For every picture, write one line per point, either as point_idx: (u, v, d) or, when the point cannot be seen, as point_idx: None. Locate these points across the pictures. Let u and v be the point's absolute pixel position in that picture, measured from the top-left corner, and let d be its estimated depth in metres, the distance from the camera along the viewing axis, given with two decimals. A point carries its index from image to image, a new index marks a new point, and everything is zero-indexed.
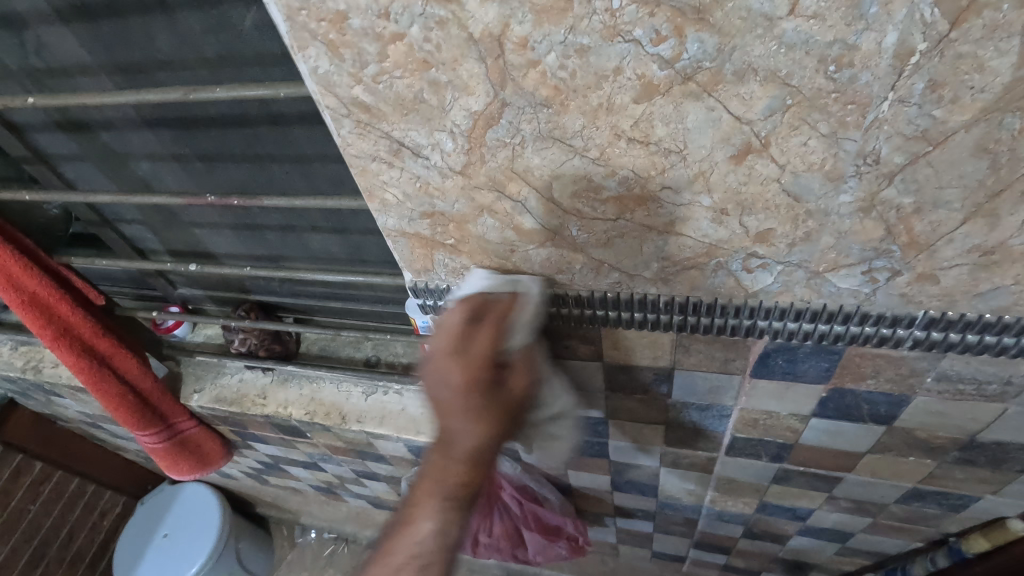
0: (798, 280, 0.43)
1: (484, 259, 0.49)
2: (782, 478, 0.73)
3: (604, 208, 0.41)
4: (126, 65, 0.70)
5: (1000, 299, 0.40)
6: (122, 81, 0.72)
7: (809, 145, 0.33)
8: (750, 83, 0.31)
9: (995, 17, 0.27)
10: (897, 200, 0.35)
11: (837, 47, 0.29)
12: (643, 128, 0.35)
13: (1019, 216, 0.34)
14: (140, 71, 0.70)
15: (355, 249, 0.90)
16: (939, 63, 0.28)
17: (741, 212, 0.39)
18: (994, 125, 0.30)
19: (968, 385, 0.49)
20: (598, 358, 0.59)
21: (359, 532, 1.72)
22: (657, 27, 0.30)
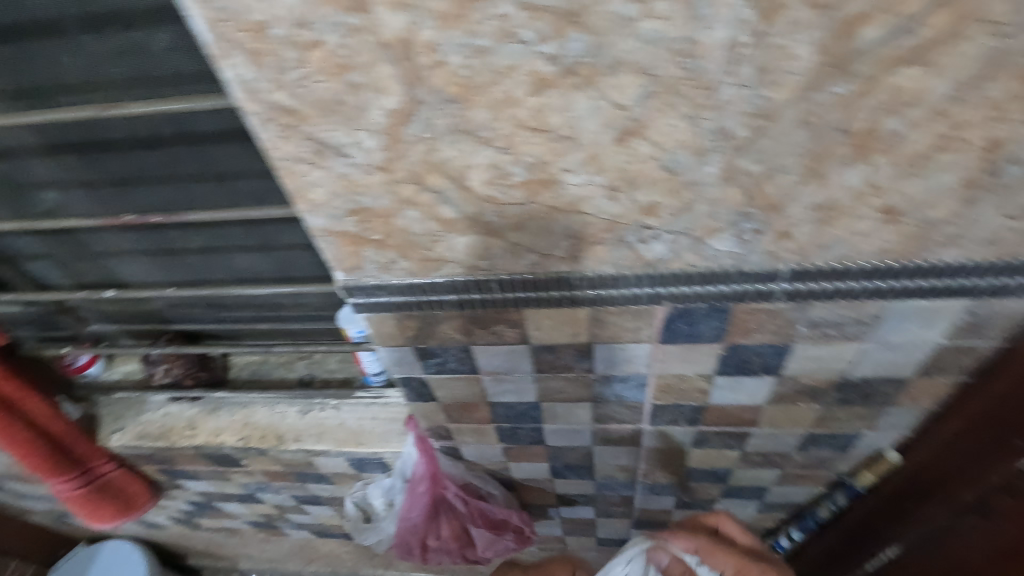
0: (684, 247, 0.50)
1: (412, 250, 0.53)
2: (700, 441, 0.81)
3: (514, 192, 0.47)
4: (32, 88, 0.68)
5: (841, 249, 0.49)
6: (23, 104, 0.69)
7: (675, 125, 0.40)
8: (622, 74, 0.38)
9: (794, 15, 0.34)
10: (749, 168, 0.43)
11: (683, 42, 0.36)
12: (540, 118, 0.41)
13: (841, 175, 0.43)
14: (44, 94, 0.68)
15: (283, 265, 0.90)
16: (762, 52, 0.36)
17: (629, 187, 0.45)
18: (809, 101, 0.38)
19: (831, 329, 0.58)
20: (523, 341, 0.64)
21: (304, 569, 1.67)
22: (525, 29, 0.36)
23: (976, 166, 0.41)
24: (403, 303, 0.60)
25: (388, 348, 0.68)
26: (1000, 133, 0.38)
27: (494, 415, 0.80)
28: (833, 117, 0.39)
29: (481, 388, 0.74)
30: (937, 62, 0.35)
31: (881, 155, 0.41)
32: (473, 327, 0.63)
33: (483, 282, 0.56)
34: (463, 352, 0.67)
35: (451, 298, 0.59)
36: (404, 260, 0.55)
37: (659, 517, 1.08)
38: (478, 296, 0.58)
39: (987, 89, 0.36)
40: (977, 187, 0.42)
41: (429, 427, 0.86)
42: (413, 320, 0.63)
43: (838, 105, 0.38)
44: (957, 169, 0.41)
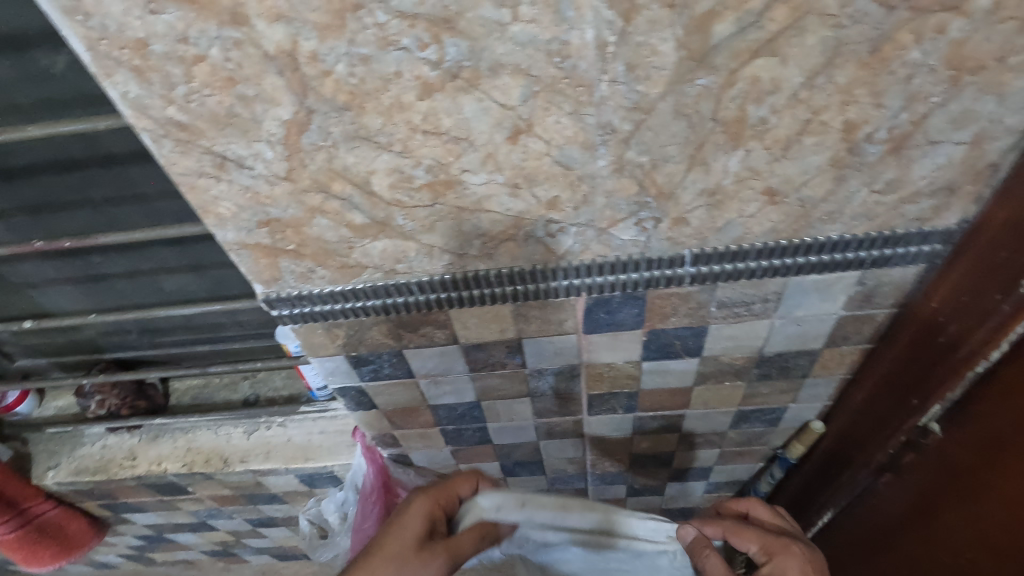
0: (591, 238, 0.52)
1: (328, 258, 0.54)
2: (639, 426, 0.84)
3: (420, 195, 0.48)
4: None
5: (735, 231, 0.52)
6: None
7: (561, 122, 0.43)
8: (503, 75, 0.40)
9: (651, 14, 0.36)
10: (638, 159, 0.45)
11: (555, 43, 0.38)
12: (433, 121, 0.42)
13: (721, 162, 0.46)
14: None
15: (214, 284, 0.89)
16: (628, 49, 0.38)
17: (529, 184, 0.47)
18: (679, 93, 0.41)
19: (740, 308, 0.61)
20: (454, 341, 0.66)
21: None
22: (402, 37, 0.37)
23: (839, 146, 0.44)
24: (327, 311, 0.61)
25: (320, 358, 0.68)
26: (853, 115, 0.42)
27: (436, 418, 0.81)
28: (704, 108, 0.42)
29: (420, 392, 0.75)
30: (786, 53, 0.38)
31: (753, 141, 0.44)
32: (401, 331, 0.64)
33: (404, 286, 0.57)
34: (396, 357, 0.68)
35: (375, 303, 0.60)
36: (322, 269, 0.55)
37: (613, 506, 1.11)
38: (401, 300, 0.59)
39: (834, 75, 0.40)
40: (843, 165, 0.46)
41: (374, 435, 0.86)
42: (341, 328, 0.64)
43: (706, 96, 0.41)
44: (823, 150, 0.45)
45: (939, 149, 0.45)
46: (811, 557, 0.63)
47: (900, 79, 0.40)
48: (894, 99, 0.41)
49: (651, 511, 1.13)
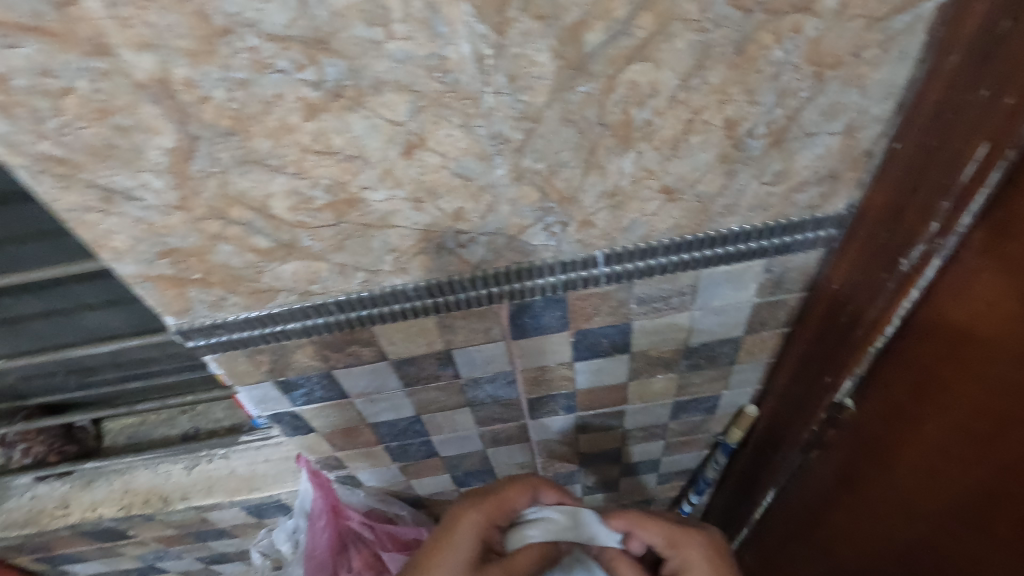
0: (503, 245, 0.53)
1: (238, 284, 0.53)
2: (583, 426, 0.85)
3: (323, 215, 0.48)
4: None
5: (641, 230, 0.53)
6: None
7: (453, 134, 0.43)
8: (387, 92, 0.40)
9: (522, 26, 0.37)
10: (535, 166, 0.46)
11: (433, 58, 0.38)
12: (323, 141, 0.42)
13: (615, 164, 0.47)
14: None
15: (133, 321, 0.84)
16: (507, 61, 0.39)
17: (432, 197, 0.47)
18: (563, 101, 0.42)
19: (659, 303, 0.63)
20: (382, 358, 0.65)
21: None
22: (277, 60, 0.37)
23: (724, 143, 0.46)
24: (247, 338, 0.59)
25: (247, 387, 0.67)
26: (731, 113, 0.44)
27: (378, 436, 0.80)
28: (589, 114, 0.43)
29: (357, 411, 0.74)
30: (659, 57, 0.40)
31: (643, 142, 0.45)
32: (327, 351, 0.63)
33: (323, 307, 0.57)
34: (326, 379, 0.67)
35: (295, 326, 0.59)
36: (234, 295, 0.54)
37: None
38: (321, 320, 0.58)
39: (707, 76, 0.41)
40: (731, 161, 0.48)
41: (318, 459, 0.84)
42: (265, 354, 0.62)
43: (590, 102, 0.42)
44: (710, 147, 0.46)
45: (817, 141, 0.47)
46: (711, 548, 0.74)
47: (769, 77, 0.42)
48: (766, 96, 0.43)
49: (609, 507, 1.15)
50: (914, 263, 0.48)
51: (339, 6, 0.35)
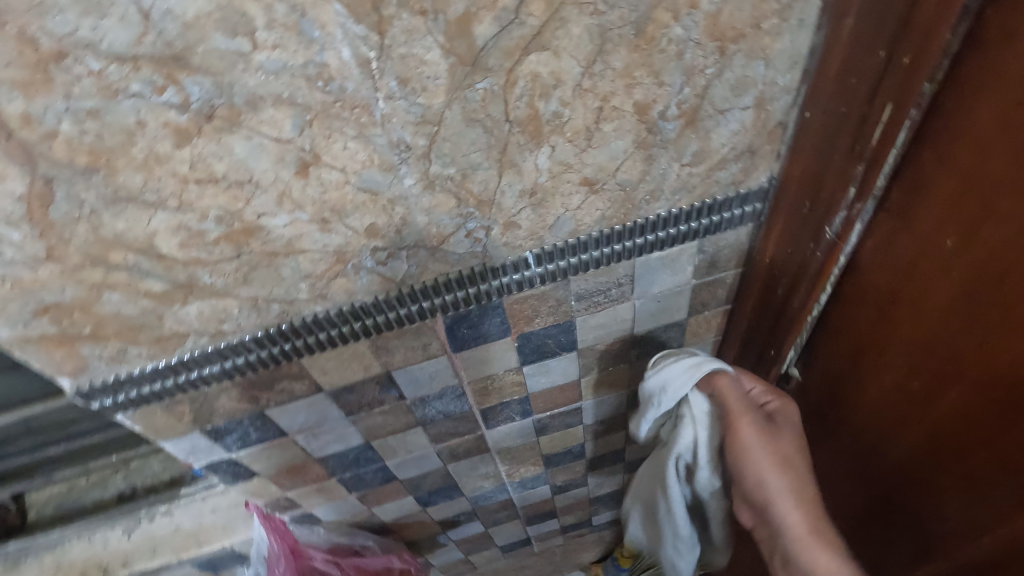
0: (426, 258, 0.50)
1: (136, 334, 0.48)
2: (542, 428, 0.83)
3: (220, 249, 0.43)
4: None
5: (568, 226, 0.51)
6: None
7: (349, 147, 0.40)
8: (266, 108, 0.36)
9: (404, 24, 0.34)
10: (445, 172, 0.43)
11: (311, 66, 0.35)
12: (203, 168, 0.38)
13: (530, 161, 0.45)
14: None
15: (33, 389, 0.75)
16: (394, 63, 0.36)
17: (339, 216, 0.44)
18: (463, 100, 0.39)
19: (599, 296, 0.61)
20: (317, 390, 0.61)
21: None
22: (129, 84, 0.33)
23: (638, 128, 0.45)
24: (161, 390, 0.54)
25: (171, 441, 0.61)
26: (641, 96, 0.42)
27: (329, 469, 0.76)
28: (493, 111, 0.40)
29: (300, 448, 0.69)
30: (557, 45, 0.38)
31: (555, 135, 0.43)
32: (255, 391, 0.58)
33: (240, 345, 0.52)
34: (260, 420, 0.63)
35: (212, 370, 0.54)
36: (135, 346, 0.49)
37: (542, 506, 1.11)
38: (241, 360, 0.54)
39: (610, 61, 0.40)
40: (648, 145, 0.46)
41: (267, 502, 0.79)
42: (185, 403, 0.57)
43: (492, 99, 0.39)
44: (624, 134, 0.45)
45: (730, 117, 0.46)
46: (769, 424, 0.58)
47: (673, 56, 0.41)
48: (673, 75, 0.42)
49: (581, 501, 1.14)
50: (838, 231, 0.47)
51: (191, 16, 0.31)
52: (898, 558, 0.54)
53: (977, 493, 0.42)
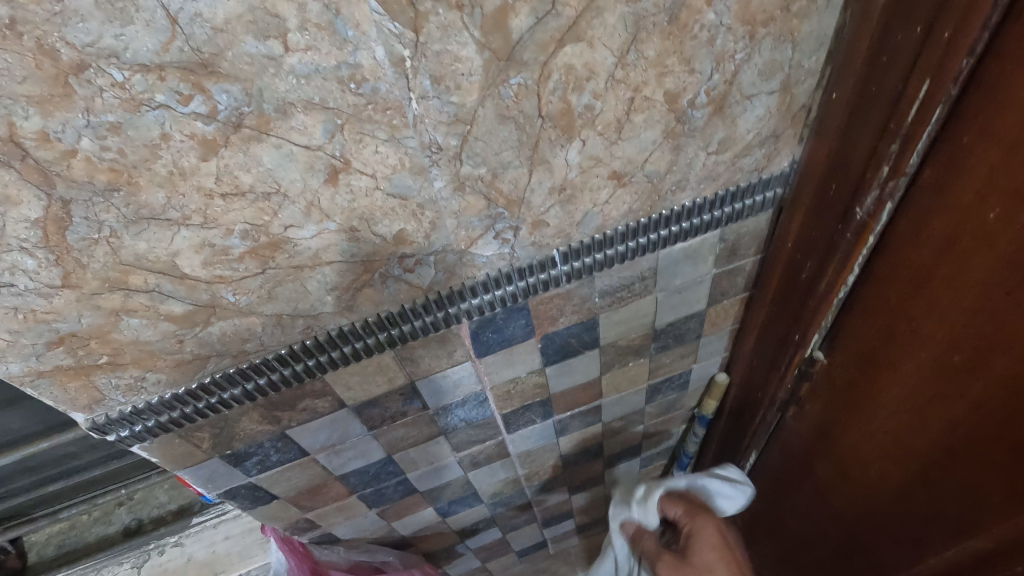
0: (454, 262, 0.49)
1: (156, 359, 0.45)
2: (562, 429, 0.82)
3: (245, 265, 0.41)
4: None
5: (595, 222, 0.50)
6: None
7: (380, 151, 0.38)
8: (296, 115, 0.34)
9: (440, 19, 0.33)
10: (476, 172, 0.42)
11: (343, 68, 0.33)
12: (229, 180, 0.36)
13: (561, 157, 0.44)
14: None
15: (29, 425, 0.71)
16: (428, 61, 0.35)
17: (368, 224, 0.42)
18: (497, 97, 0.38)
19: (623, 292, 0.60)
20: (341, 406, 0.59)
21: None
22: (153, 95, 0.31)
23: (668, 117, 0.44)
24: (180, 417, 0.52)
25: (189, 470, 0.59)
26: (672, 85, 0.42)
27: (349, 487, 0.74)
28: (526, 107, 0.39)
29: (321, 467, 0.67)
30: (591, 36, 0.37)
31: (586, 129, 0.42)
32: (277, 413, 0.56)
33: (262, 364, 0.50)
34: (280, 441, 0.60)
35: (233, 393, 0.52)
36: (154, 372, 0.46)
37: (559, 507, 1.10)
38: (263, 380, 0.51)
39: (643, 50, 0.39)
40: (677, 135, 0.46)
41: (286, 526, 0.77)
42: (205, 430, 0.55)
43: (525, 94, 0.38)
44: (654, 124, 0.44)
45: (756, 103, 0.46)
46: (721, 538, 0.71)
47: (705, 43, 0.40)
48: (704, 63, 0.41)
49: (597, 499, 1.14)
50: (869, 210, 0.47)
51: (220, 20, 0.29)
52: (939, 531, 0.54)
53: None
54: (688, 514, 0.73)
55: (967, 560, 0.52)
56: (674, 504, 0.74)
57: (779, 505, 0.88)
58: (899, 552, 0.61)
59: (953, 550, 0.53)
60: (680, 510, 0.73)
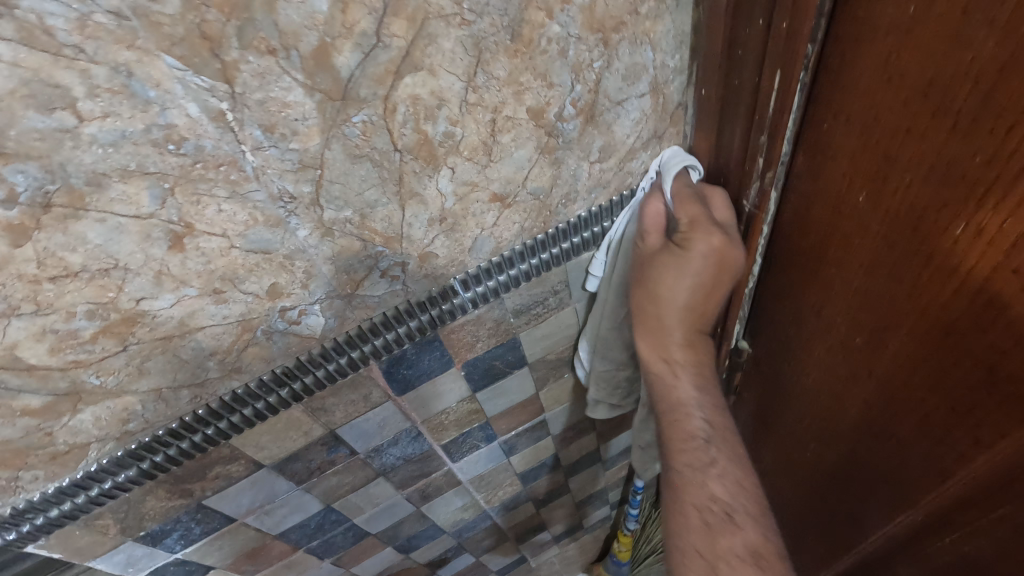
0: (344, 307, 0.46)
1: (26, 457, 0.42)
2: (510, 448, 0.81)
3: (101, 344, 0.38)
4: None
5: (488, 245, 0.49)
6: None
7: (225, 209, 0.36)
8: (114, 185, 0.32)
9: (252, 67, 0.31)
10: (341, 215, 0.40)
11: (155, 130, 0.31)
12: (55, 263, 0.33)
13: (432, 187, 0.42)
14: None
15: None
16: (252, 111, 0.32)
17: (233, 283, 0.40)
18: (342, 138, 0.36)
19: (537, 308, 0.59)
20: (258, 466, 0.56)
21: None
22: None
23: (538, 133, 0.43)
24: (73, 509, 0.48)
25: (101, 559, 0.55)
26: (533, 101, 0.40)
27: (292, 543, 0.70)
28: (378, 142, 0.37)
29: (254, 529, 0.64)
30: (430, 63, 0.35)
31: (451, 157, 0.40)
32: (186, 485, 0.53)
33: (156, 441, 0.47)
34: (199, 512, 0.57)
35: (129, 474, 0.48)
36: (29, 470, 0.43)
37: (529, 522, 1.08)
38: (160, 456, 0.48)
39: (491, 70, 0.37)
40: (553, 149, 0.44)
41: None
42: (107, 515, 0.51)
43: (373, 130, 0.36)
44: (525, 141, 0.43)
45: (629, 106, 0.45)
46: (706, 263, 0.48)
47: (557, 55, 0.39)
48: (561, 75, 0.40)
49: (566, 507, 1.12)
50: (755, 202, 0.47)
51: None
52: (874, 508, 0.54)
53: (936, 435, 0.42)
54: (690, 222, 0.47)
55: (904, 534, 0.52)
56: (695, 204, 0.47)
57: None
58: (846, 531, 0.61)
59: (889, 524, 0.53)
60: (683, 215, 0.47)
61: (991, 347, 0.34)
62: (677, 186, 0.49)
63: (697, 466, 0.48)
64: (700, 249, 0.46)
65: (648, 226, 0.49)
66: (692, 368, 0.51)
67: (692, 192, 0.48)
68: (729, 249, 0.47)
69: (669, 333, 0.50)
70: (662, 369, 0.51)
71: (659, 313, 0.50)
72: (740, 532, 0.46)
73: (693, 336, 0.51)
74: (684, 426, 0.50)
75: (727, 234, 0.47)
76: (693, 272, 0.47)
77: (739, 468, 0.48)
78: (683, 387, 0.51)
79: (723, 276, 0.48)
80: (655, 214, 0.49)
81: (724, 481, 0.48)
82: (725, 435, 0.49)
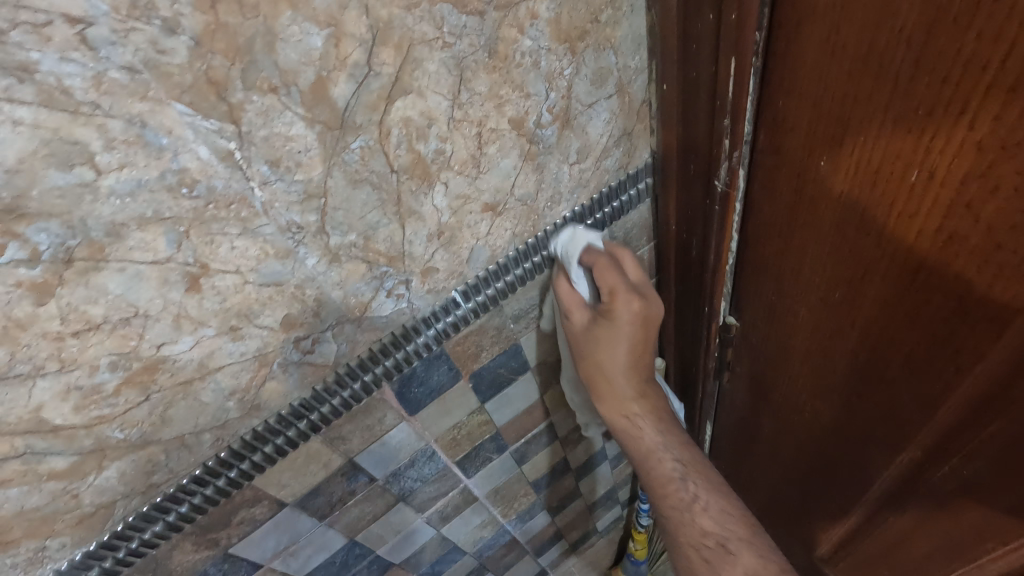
0: (353, 331, 0.47)
1: (53, 524, 0.41)
2: (521, 457, 0.82)
3: (124, 397, 0.39)
4: None
5: (484, 255, 0.51)
6: None
7: (237, 246, 0.37)
8: (132, 233, 0.33)
9: (257, 106, 0.32)
10: (346, 240, 0.41)
11: (169, 176, 0.32)
12: (78, 317, 0.34)
13: (429, 204, 0.44)
14: None
15: None
16: (258, 148, 0.34)
17: (248, 319, 0.41)
18: (343, 165, 0.37)
19: (535, 311, 0.61)
20: (281, 506, 0.56)
21: None
22: None
23: (520, 142, 0.45)
24: None
25: None
26: (513, 112, 0.43)
27: None
28: (375, 165, 0.39)
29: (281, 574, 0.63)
30: (419, 86, 0.37)
31: (444, 172, 0.43)
32: (212, 535, 0.53)
33: (180, 490, 0.46)
34: (226, 562, 0.57)
35: (156, 530, 0.47)
36: (56, 537, 0.42)
37: (546, 532, 1.09)
38: (186, 507, 0.48)
39: (473, 87, 0.40)
40: (535, 155, 0.47)
41: None
42: None
43: (371, 154, 0.38)
44: (509, 151, 0.45)
45: (598, 109, 0.48)
46: (637, 331, 0.55)
47: (530, 67, 0.42)
48: (536, 85, 0.43)
49: (580, 511, 1.13)
50: (726, 181, 0.50)
51: (14, 160, 0.28)
52: (876, 452, 0.57)
53: (921, 368, 0.45)
54: (611, 291, 0.53)
55: (908, 470, 0.55)
56: (613, 274, 0.53)
57: (743, 470, 0.89)
58: (854, 480, 0.64)
59: (893, 465, 0.57)
60: (604, 287, 0.53)
61: (959, 278, 0.37)
62: (590, 258, 0.53)
63: (682, 505, 0.57)
64: (624, 315, 0.54)
65: (569, 306, 0.55)
66: (650, 416, 0.61)
67: (607, 260, 0.53)
68: (649, 308, 0.55)
69: (621, 397, 0.60)
70: (624, 424, 0.61)
71: (608, 378, 0.58)
72: (738, 561, 0.53)
73: (644, 387, 0.61)
74: (660, 471, 0.59)
75: (643, 296, 0.55)
76: (625, 336, 0.55)
77: (718, 500, 0.57)
78: (649, 436, 0.60)
79: (650, 328, 0.57)
80: (571, 295, 0.55)
81: (709, 514, 0.56)
82: (694, 468, 0.59)
